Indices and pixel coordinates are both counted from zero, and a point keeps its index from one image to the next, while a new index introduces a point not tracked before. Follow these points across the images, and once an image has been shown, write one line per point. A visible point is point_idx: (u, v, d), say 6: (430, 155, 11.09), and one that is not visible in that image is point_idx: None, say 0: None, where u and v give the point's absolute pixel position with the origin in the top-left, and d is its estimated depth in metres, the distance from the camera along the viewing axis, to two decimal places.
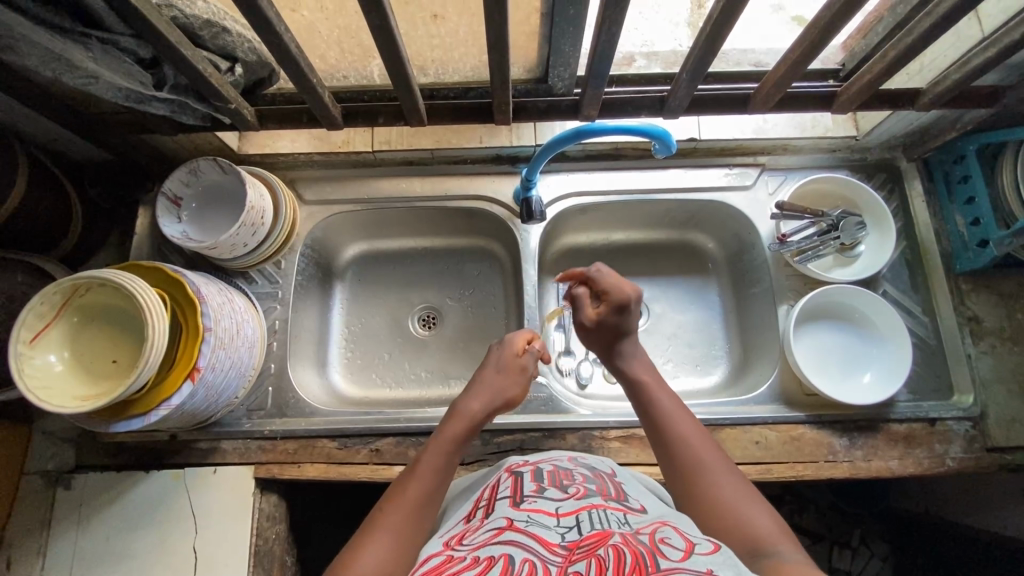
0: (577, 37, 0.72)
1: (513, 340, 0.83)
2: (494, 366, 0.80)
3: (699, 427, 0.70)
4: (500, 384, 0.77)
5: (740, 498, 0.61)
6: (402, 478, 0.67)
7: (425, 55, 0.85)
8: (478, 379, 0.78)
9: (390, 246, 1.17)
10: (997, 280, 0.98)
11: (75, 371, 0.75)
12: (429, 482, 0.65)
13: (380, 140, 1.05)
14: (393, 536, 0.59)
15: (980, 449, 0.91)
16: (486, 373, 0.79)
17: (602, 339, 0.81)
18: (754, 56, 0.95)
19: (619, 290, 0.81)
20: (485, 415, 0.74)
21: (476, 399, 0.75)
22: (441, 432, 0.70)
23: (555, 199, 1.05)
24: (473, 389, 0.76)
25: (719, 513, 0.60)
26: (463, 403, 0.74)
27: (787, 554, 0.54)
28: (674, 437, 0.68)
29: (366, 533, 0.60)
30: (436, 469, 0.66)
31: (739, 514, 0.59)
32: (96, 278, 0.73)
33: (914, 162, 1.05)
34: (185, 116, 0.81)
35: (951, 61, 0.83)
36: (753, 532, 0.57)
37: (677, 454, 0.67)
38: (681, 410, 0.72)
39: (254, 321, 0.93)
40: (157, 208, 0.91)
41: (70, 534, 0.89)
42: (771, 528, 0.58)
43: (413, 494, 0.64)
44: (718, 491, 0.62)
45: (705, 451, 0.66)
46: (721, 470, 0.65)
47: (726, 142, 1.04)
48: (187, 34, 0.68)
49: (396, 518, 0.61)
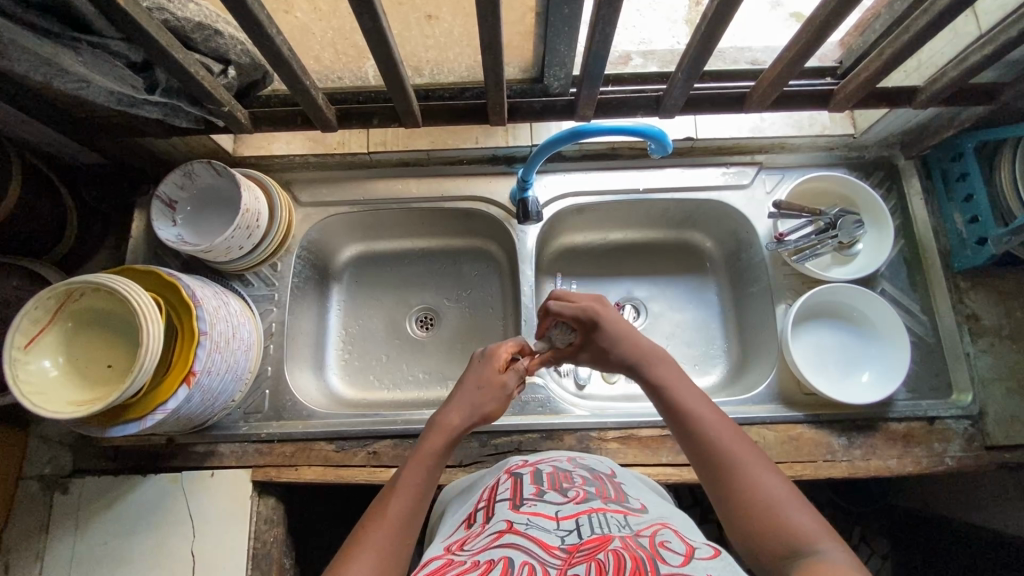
0: (572, 37, 0.71)
1: (494, 351, 0.80)
2: (473, 379, 0.78)
3: (728, 424, 0.68)
4: (480, 397, 0.76)
5: (778, 497, 0.60)
6: (384, 495, 0.66)
7: (419, 56, 0.84)
8: (459, 390, 0.77)
9: (386, 247, 1.16)
10: (997, 278, 0.97)
11: (69, 375, 0.74)
12: (409, 500, 0.65)
13: (375, 141, 1.04)
14: (375, 554, 0.59)
15: (979, 447, 0.91)
16: (466, 385, 0.77)
17: (599, 360, 0.83)
18: (751, 55, 0.96)
19: (581, 311, 0.82)
20: (463, 430, 0.73)
21: (455, 413, 0.74)
22: (421, 447, 0.70)
23: (552, 199, 1.05)
24: (454, 400, 0.75)
25: (756, 512, 0.60)
26: (443, 416, 0.73)
27: (827, 554, 0.54)
28: (707, 435, 0.66)
29: (350, 551, 0.60)
30: (415, 485, 0.66)
31: (778, 514, 0.59)
32: (91, 283, 0.72)
33: (912, 159, 1.04)
34: (179, 119, 0.80)
35: (948, 59, 0.83)
36: (791, 530, 0.57)
37: (709, 456, 0.65)
38: (707, 406, 0.70)
39: (251, 324, 0.93)
40: (152, 211, 0.91)
41: (69, 538, 0.89)
42: (810, 526, 0.57)
43: (395, 511, 0.64)
44: (756, 488, 0.61)
45: (740, 451, 0.65)
46: (756, 467, 0.63)
47: (723, 141, 1.04)
48: (178, 37, 0.67)
49: (378, 534, 0.61)
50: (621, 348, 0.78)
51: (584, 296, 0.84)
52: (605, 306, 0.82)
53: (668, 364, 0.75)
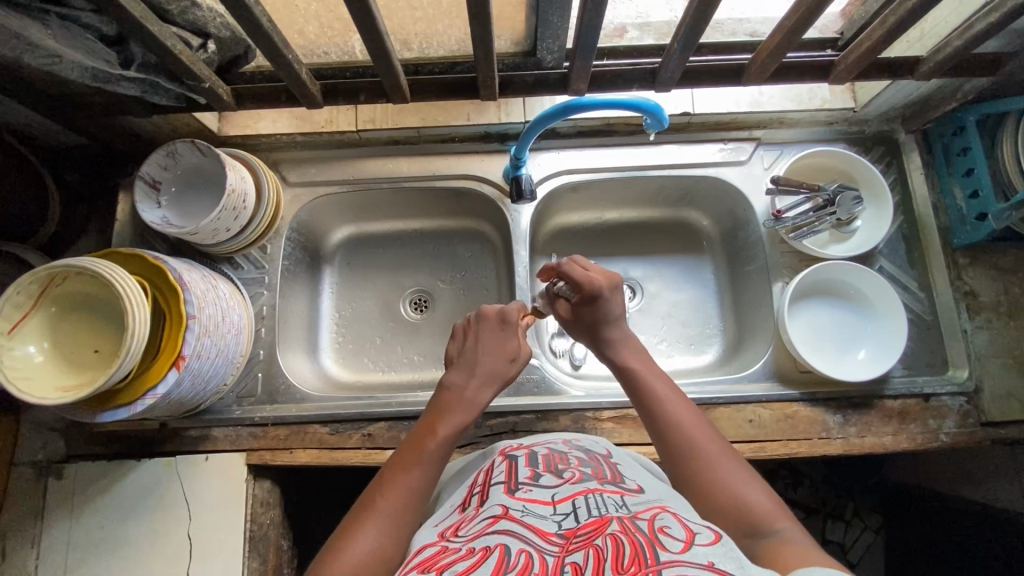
0: (564, 8, 0.68)
1: (511, 313, 0.81)
2: (491, 347, 0.78)
3: (688, 406, 0.70)
4: (501, 366, 0.77)
5: (734, 473, 0.61)
6: (398, 463, 0.66)
7: (407, 29, 0.82)
8: (485, 356, 0.77)
9: (378, 229, 1.14)
10: (996, 254, 0.96)
11: (53, 363, 0.73)
12: (428, 473, 0.64)
13: (364, 119, 1.01)
14: (388, 523, 0.59)
15: (974, 423, 0.91)
16: (487, 353, 0.77)
17: (584, 327, 0.82)
18: (750, 26, 0.93)
19: (591, 283, 0.79)
20: (484, 402, 0.74)
21: (477, 386, 0.74)
22: (443, 417, 0.70)
23: (546, 177, 1.03)
24: (476, 372, 0.75)
25: (713, 492, 0.60)
26: (466, 383, 0.74)
27: (785, 533, 0.55)
28: (669, 419, 0.68)
29: (360, 518, 0.59)
30: (438, 458, 0.66)
31: (735, 494, 0.59)
32: (75, 267, 0.70)
33: (913, 134, 1.02)
34: (157, 95, 0.78)
35: (951, 27, 0.80)
36: (748, 508, 0.58)
37: (669, 432, 0.67)
38: (668, 387, 0.72)
39: (241, 307, 0.92)
40: (135, 192, 0.88)
41: (64, 523, 0.89)
42: (769, 502, 0.58)
43: (412, 481, 0.63)
44: (715, 470, 0.62)
45: (702, 435, 0.66)
46: (718, 448, 0.64)
47: (720, 116, 1.01)
48: (153, 9, 0.65)
49: (392, 505, 0.61)
50: (613, 337, 0.79)
51: (599, 272, 0.81)
52: (613, 290, 0.80)
53: (636, 350, 0.79)
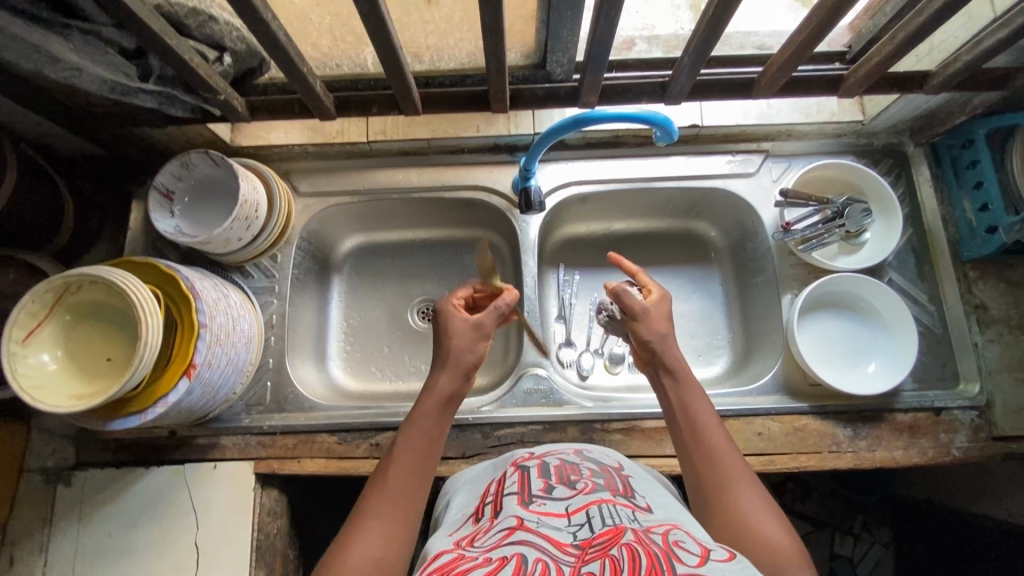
0: (575, 22, 0.69)
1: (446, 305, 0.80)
2: (445, 333, 0.78)
3: (722, 430, 0.69)
4: (459, 347, 0.76)
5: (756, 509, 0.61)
6: (383, 468, 0.67)
7: (419, 42, 0.82)
8: (443, 348, 0.76)
9: (388, 238, 1.15)
10: (1006, 267, 0.96)
11: (68, 369, 0.74)
12: (409, 468, 0.66)
13: (374, 130, 1.02)
14: (383, 523, 0.60)
15: (986, 438, 0.91)
16: (443, 341, 0.77)
17: (655, 321, 0.79)
18: (758, 39, 0.93)
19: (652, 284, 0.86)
20: (455, 388, 0.74)
21: (441, 374, 0.74)
22: (415, 411, 0.71)
23: (555, 188, 1.03)
24: (437, 362, 0.76)
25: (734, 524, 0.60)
26: (433, 378, 0.74)
27: None
28: (702, 442, 0.68)
29: (355, 524, 0.60)
30: (414, 451, 0.67)
31: (757, 531, 0.58)
32: (92, 276, 0.71)
33: (921, 147, 1.02)
34: (174, 107, 0.79)
35: (960, 43, 0.81)
36: (768, 548, 0.57)
37: (701, 455, 0.67)
38: (707, 409, 0.72)
39: (251, 315, 0.92)
40: (149, 203, 0.89)
41: (72, 530, 0.89)
42: (790, 547, 0.57)
43: (397, 478, 0.64)
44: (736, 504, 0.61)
45: (731, 465, 0.65)
46: (743, 480, 0.64)
47: (729, 128, 1.02)
48: (172, 23, 0.66)
49: (384, 505, 0.62)
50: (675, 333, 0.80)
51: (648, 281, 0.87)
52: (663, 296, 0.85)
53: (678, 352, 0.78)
